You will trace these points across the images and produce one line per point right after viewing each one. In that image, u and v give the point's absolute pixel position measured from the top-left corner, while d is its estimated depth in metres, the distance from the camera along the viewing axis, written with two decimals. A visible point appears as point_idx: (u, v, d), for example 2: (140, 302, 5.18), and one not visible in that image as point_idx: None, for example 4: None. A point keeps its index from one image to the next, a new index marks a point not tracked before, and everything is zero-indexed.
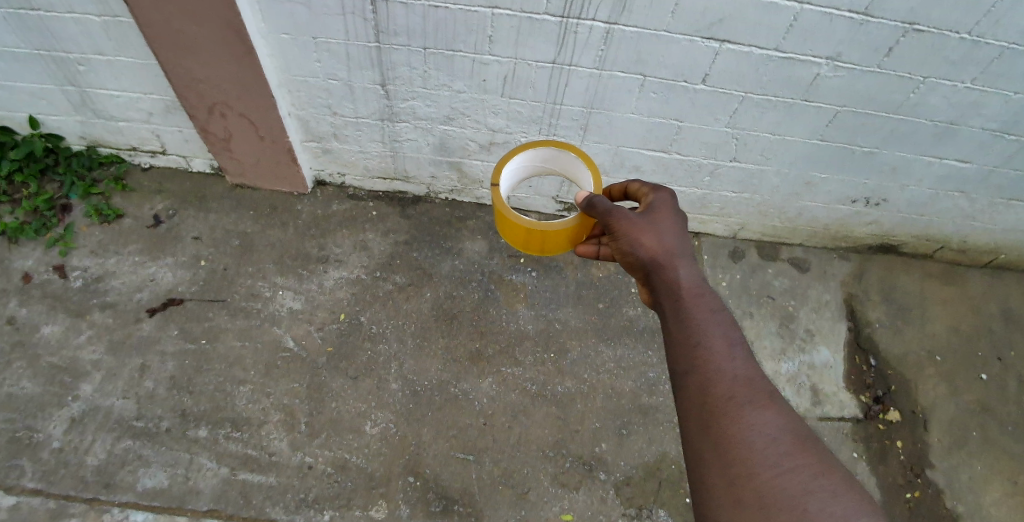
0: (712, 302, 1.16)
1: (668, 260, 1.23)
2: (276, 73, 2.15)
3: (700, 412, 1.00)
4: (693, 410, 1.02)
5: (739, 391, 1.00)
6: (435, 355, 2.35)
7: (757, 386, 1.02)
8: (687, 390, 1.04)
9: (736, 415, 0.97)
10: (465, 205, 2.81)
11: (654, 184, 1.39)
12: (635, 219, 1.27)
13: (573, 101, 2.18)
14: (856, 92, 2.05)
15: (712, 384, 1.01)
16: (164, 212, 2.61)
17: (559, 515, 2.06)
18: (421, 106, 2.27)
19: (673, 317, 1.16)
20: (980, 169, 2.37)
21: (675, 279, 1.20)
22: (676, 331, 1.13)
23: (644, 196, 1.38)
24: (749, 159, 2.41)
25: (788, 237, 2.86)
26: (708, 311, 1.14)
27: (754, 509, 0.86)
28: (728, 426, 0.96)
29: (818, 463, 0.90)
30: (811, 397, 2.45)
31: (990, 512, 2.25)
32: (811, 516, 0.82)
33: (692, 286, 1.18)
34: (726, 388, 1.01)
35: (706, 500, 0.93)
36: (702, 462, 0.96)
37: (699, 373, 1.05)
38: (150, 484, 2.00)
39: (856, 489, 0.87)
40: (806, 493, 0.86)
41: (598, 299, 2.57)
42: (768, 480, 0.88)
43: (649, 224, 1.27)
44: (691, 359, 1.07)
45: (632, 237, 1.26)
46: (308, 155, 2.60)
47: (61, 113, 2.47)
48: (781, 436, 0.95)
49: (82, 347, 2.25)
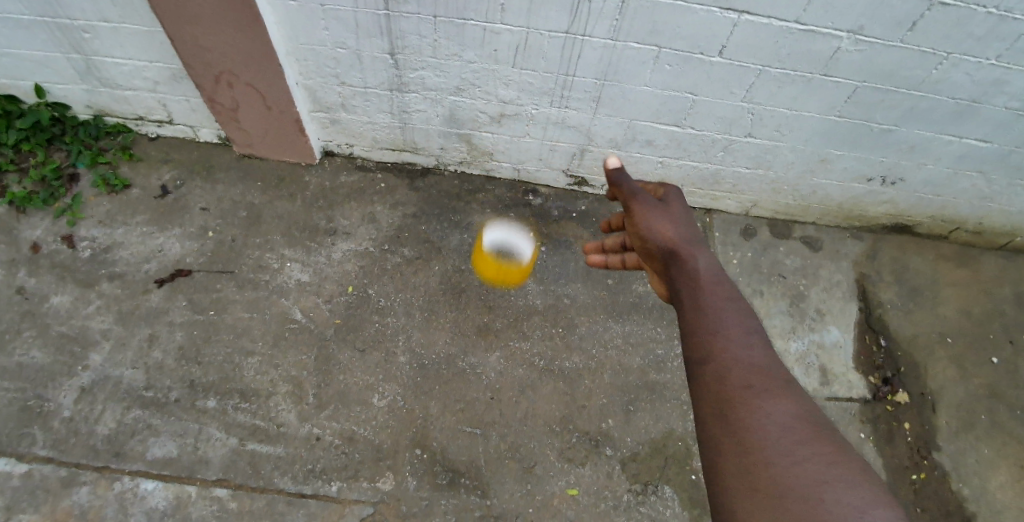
0: (729, 290, 1.16)
1: (685, 247, 1.26)
2: (283, 42, 2.12)
3: (714, 401, 0.99)
4: (707, 401, 1.00)
5: (754, 379, 0.99)
6: (443, 328, 2.34)
7: (771, 376, 1.00)
8: (701, 381, 1.03)
9: (748, 404, 0.95)
10: (475, 178, 2.79)
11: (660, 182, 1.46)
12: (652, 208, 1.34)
13: (585, 72, 2.13)
14: (876, 67, 2.00)
15: (726, 375, 1.00)
16: (171, 183, 2.60)
17: (565, 490, 2.06)
18: (430, 76, 2.23)
19: (690, 306, 1.16)
20: (999, 149, 2.32)
21: (694, 267, 1.23)
22: (692, 321, 1.13)
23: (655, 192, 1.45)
24: (763, 134, 2.37)
25: (801, 215, 2.82)
26: (724, 300, 1.14)
27: (768, 500, 0.83)
28: (742, 416, 0.94)
29: (833, 453, 0.88)
30: (819, 377, 2.43)
31: (997, 495, 2.23)
32: (827, 506, 0.79)
33: (710, 274, 1.20)
34: (740, 377, 1.00)
35: (720, 493, 0.89)
36: (716, 453, 0.93)
37: (711, 360, 1.04)
38: (160, 453, 2.01)
39: (874, 481, 0.85)
40: (822, 483, 0.83)
41: (607, 275, 2.57)
42: (782, 470, 0.85)
43: (668, 215, 1.33)
44: (704, 346, 1.07)
45: (651, 227, 1.33)
46: (316, 126, 2.58)
47: (67, 81, 2.45)
48: (796, 424, 0.92)
49: (91, 316, 2.25)
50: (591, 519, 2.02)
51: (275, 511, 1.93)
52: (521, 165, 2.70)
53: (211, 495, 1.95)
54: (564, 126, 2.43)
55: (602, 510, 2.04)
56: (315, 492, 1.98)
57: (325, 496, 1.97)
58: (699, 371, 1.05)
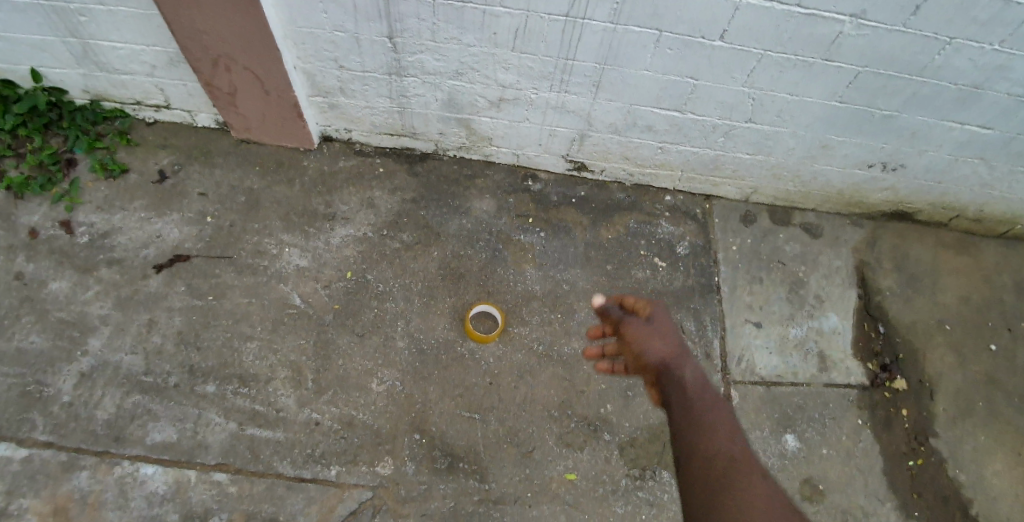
0: (717, 400, 1.11)
1: (676, 361, 1.19)
2: (281, 25, 2.10)
3: (703, 493, 0.94)
4: (695, 494, 0.95)
5: (739, 469, 0.96)
6: (442, 314, 2.35)
7: (755, 467, 0.97)
8: (688, 474, 0.99)
9: (733, 493, 0.92)
10: (474, 163, 2.79)
11: (649, 299, 1.36)
12: (644, 329, 1.27)
13: (585, 56, 2.12)
14: (879, 52, 1.98)
15: (714, 465, 0.97)
16: (169, 168, 2.59)
17: (564, 475, 2.06)
18: (429, 60, 2.21)
19: (680, 410, 1.10)
20: (1002, 136, 2.31)
21: (684, 378, 1.16)
22: (682, 423, 1.07)
23: (641, 309, 1.35)
24: (764, 120, 2.36)
25: (801, 201, 2.81)
26: (713, 408, 1.09)
27: None
28: (729, 506, 0.90)
29: None
30: (818, 363, 2.43)
31: (993, 481, 2.24)
32: None
33: (699, 386, 1.14)
34: (726, 467, 0.96)
35: None
36: None
37: (698, 454, 1.00)
38: (159, 438, 2.01)
39: None
40: None
41: (606, 260, 2.58)
42: None
43: (656, 328, 1.27)
44: (691, 444, 1.03)
45: (643, 343, 1.24)
46: (314, 111, 2.56)
47: (64, 66, 2.43)
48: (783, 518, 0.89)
49: (90, 302, 2.24)
50: (590, 503, 2.02)
51: (274, 495, 1.94)
52: (520, 151, 2.69)
53: (211, 479, 1.95)
54: (563, 111, 2.42)
55: (601, 495, 2.04)
56: (315, 476, 1.98)
57: (324, 480, 1.98)
58: (688, 467, 1.00)
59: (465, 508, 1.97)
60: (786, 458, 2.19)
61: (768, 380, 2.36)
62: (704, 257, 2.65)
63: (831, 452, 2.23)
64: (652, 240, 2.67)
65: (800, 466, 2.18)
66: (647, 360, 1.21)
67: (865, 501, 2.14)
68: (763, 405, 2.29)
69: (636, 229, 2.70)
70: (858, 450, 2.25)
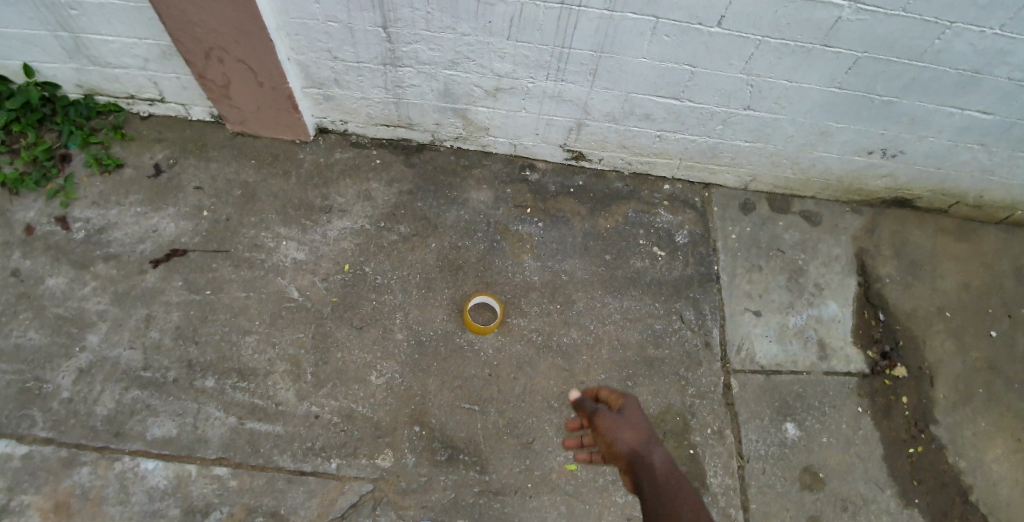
0: (687, 489, 1.16)
1: (645, 448, 1.23)
2: (273, 16, 2.07)
3: None
4: None
5: None
6: (440, 305, 2.34)
7: None
8: None
9: None
10: (471, 154, 2.77)
11: (621, 390, 1.38)
12: (614, 419, 1.29)
13: (582, 44, 2.10)
14: (878, 37, 1.96)
15: None
16: (164, 162, 2.58)
17: (564, 465, 2.06)
18: (424, 50, 2.19)
19: (653, 505, 1.14)
20: (1002, 121, 2.29)
21: (654, 466, 1.20)
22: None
23: (613, 399, 1.37)
24: (763, 107, 2.34)
25: (800, 189, 2.80)
26: (682, 498, 1.14)
27: None
28: None
29: None
30: (818, 351, 2.43)
31: (994, 467, 2.24)
32: None
33: (671, 476, 1.18)
34: None
35: None
36: None
37: None
38: (159, 433, 2.00)
39: None
40: None
41: (605, 250, 2.57)
42: None
43: (627, 420, 1.29)
44: None
45: (613, 432, 1.27)
46: (309, 102, 2.55)
47: (56, 60, 2.41)
48: None
49: (87, 298, 2.23)
50: (590, 493, 2.02)
51: (275, 488, 1.93)
52: (517, 141, 2.68)
53: (212, 474, 1.94)
54: (560, 100, 2.40)
55: (601, 485, 2.04)
56: (315, 469, 1.98)
57: (324, 473, 1.97)
58: None
59: (465, 500, 1.97)
60: (786, 447, 2.19)
61: (768, 368, 2.35)
62: (703, 246, 2.64)
63: (831, 439, 2.22)
64: (651, 230, 2.66)
65: (800, 454, 2.18)
66: (617, 450, 1.25)
67: (865, 488, 2.14)
68: (762, 394, 2.29)
69: (635, 219, 2.68)
70: (859, 438, 2.24)
